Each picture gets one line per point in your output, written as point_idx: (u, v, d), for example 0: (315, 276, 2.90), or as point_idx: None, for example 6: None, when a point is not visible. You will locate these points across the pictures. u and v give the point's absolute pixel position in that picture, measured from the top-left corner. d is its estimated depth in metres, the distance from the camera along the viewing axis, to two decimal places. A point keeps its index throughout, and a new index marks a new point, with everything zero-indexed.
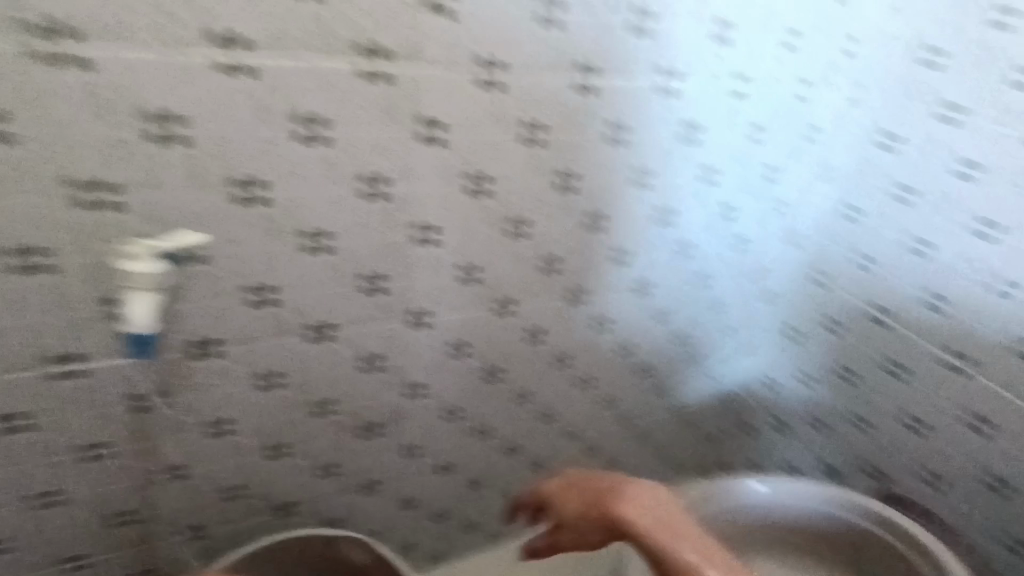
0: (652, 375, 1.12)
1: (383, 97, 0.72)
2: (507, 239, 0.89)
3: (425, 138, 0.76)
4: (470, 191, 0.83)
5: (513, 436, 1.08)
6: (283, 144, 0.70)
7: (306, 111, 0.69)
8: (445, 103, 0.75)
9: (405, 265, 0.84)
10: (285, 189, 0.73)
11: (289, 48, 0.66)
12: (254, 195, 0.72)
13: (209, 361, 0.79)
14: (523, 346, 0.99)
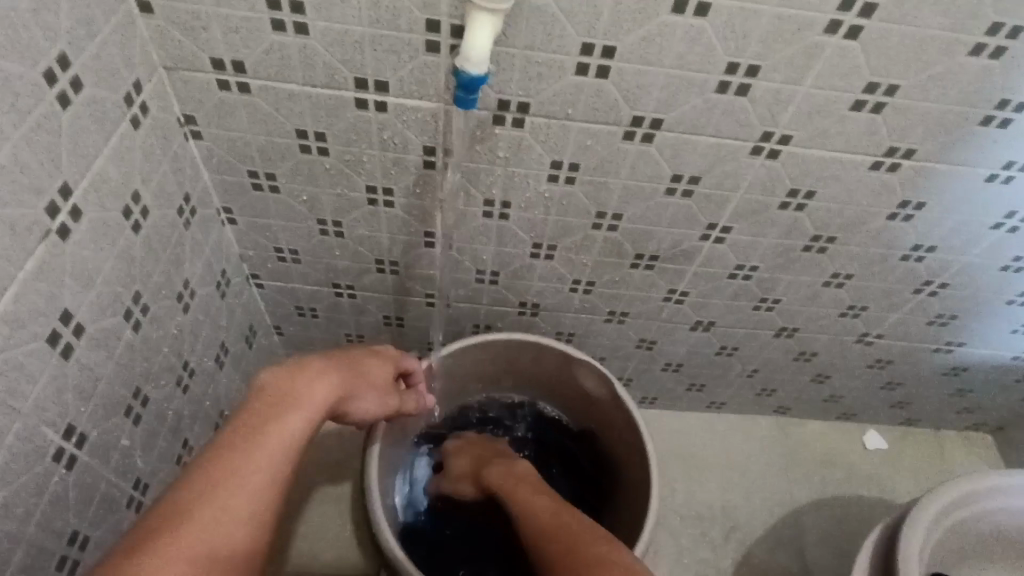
0: (791, 333, 1.01)
1: (716, 146, 0.68)
2: (689, 256, 0.85)
3: (730, 156, 0.69)
4: (697, 239, 0.81)
5: (625, 367, 1.12)
6: (649, 166, 0.71)
7: (680, 156, 0.69)
8: (817, 128, 0.65)
9: (538, 200, 0.76)
10: (491, 145, 0.69)
11: (705, 67, 0.60)
12: (480, 131, 0.67)
13: (375, 209, 0.78)
14: (678, 329, 1.01)
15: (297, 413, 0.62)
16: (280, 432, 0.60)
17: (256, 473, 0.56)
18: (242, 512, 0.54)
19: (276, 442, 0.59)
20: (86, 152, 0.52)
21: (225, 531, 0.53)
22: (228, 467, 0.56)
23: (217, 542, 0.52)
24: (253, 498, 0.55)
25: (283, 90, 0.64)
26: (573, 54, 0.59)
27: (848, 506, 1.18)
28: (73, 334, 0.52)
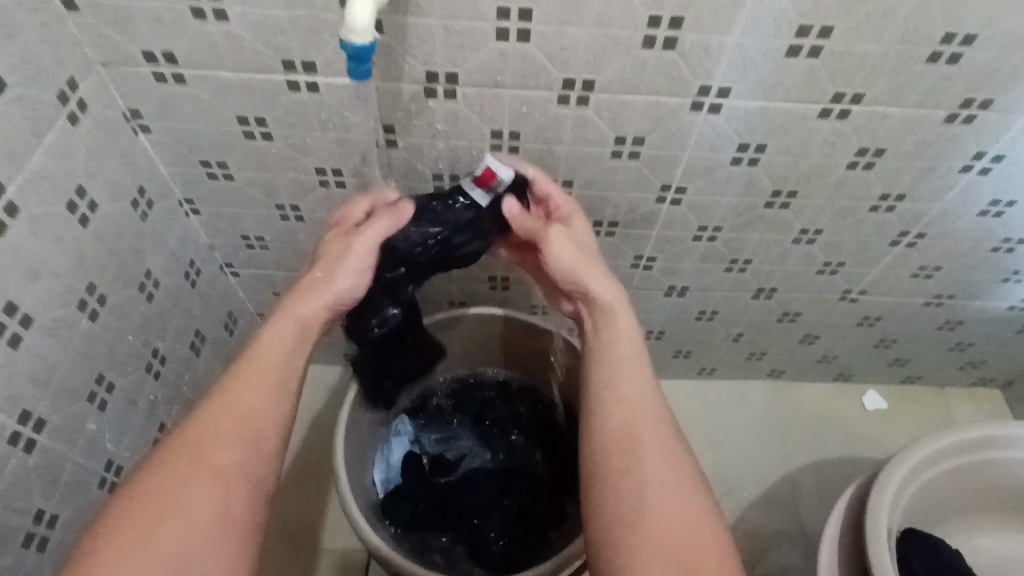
0: (769, 293, 0.98)
1: (655, 104, 0.67)
2: (650, 220, 0.83)
3: (671, 115, 0.68)
4: (654, 201, 0.80)
5: None
6: (591, 131, 0.70)
7: (620, 117, 0.68)
8: (755, 79, 0.64)
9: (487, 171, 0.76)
10: (428, 120, 0.69)
11: (628, 23, 0.58)
12: (414, 106, 0.67)
13: (329, 191, 0.79)
14: (652, 297, 0.99)
15: (280, 331, 0.64)
16: (260, 364, 0.62)
17: (242, 409, 0.58)
18: (240, 441, 0.57)
19: (260, 375, 0.61)
20: (17, 150, 0.54)
21: (227, 463, 0.55)
22: (215, 412, 0.58)
23: (213, 471, 0.54)
24: (248, 427, 0.57)
25: (216, 78, 0.64)
26: (491, 20, 0.58)
27: (844, 466, 1.15)
28: (19, 325, 0.56)
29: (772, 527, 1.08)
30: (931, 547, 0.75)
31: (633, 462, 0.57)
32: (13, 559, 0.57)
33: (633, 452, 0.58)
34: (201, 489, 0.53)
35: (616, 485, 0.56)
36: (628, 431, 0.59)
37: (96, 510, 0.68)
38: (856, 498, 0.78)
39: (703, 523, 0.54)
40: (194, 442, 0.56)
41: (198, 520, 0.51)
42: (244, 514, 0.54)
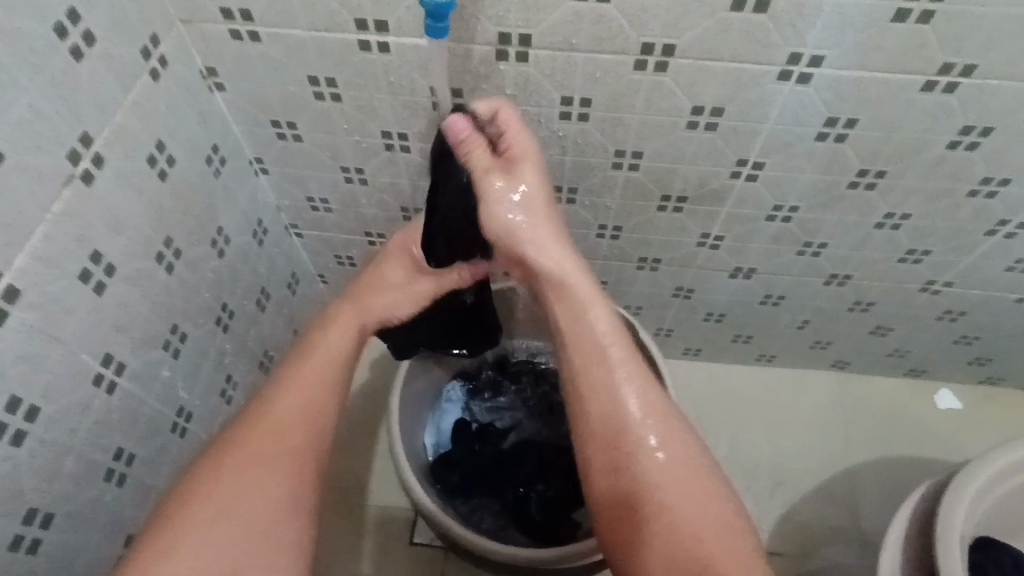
0: (844, 280, 0.93)
1: (739, 72, 0.63)
2: (721, 196, 0.79)
3: (755, 84, 0.64)
4: (727, 176, 0.76)
5: (664, 317, 1.08)
6: (666, 100, 0.67)
7: (700, 86, 0.65)
8: (853, 45, 0.59)
9: (554, 140, 0.73)
10: (497, 83, 0.67)
11: None
12: (483, 69, 0.65)
13: (394, 155, 0.78)
14: (715, 277, 0.96)
15: (327, 346, 0.68)
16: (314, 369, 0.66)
17: (291, 409, 0.62)
18: (286, 446, 0.61)
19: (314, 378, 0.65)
20: (105, 103, 0.56)
21: (276, 466, 0.59)
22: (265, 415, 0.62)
23: (263, 474, 0.59)
24: (296, 431, 0.61)
25: (291, 37, 0.64)
26: None
27: (909, 467, 1.09)
28: (104, 273, 0.58)
29: (828, 522, 1.05)
30: (1010, 556, 0.70)
31: (608, 447, 0.57)
32: (96, 493, 0.61)
33: (608, 441, 0.57)
34: (251, 490, 0.57)
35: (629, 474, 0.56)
36: (601, 425, 0.58)
37: (170, 452, 0.71)
38: (927, 500, 0.74)
39: (702, 500, 0.54)
40: (253, 440, 0.60)
41: (249, 520, 0.57)
42: (296, 512, 0.59)
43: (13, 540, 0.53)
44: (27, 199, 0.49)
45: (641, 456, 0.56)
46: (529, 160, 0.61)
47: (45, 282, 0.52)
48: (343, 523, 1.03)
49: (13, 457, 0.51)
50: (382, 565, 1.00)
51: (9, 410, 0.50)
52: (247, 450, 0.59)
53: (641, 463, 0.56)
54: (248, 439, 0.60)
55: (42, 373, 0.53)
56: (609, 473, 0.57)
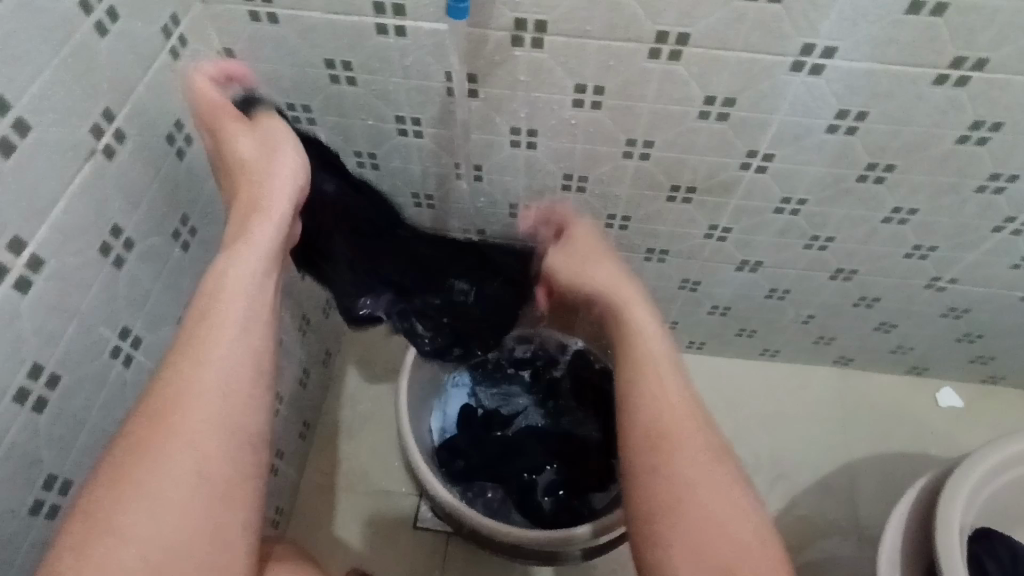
0: (849, 275, 0.93)
1: (751, 62, 0.63)
2: (730, 188, 0.80)
3: (767, 75, 0.65)
4: (737, 168, 0.77)
5: (669, 310, 1.09)
6: (678, 89, 0.67)
7: (712, 76, 0.65)
8: (865, 38, 0.60)
9: (565, 128, 0.74)
10: (510, 69, 0.67)
11: None
12: (498, 55, 0.66)
13: (406, 140, 0.79)
14: (722, 270, 0.96)
15: (222, 318, 0.59)
16: (212, 344, 0.57)
17: (211, 386, 0.55)
18: (200, 422, 0.54)
19: (204, 343, 0.57)
20: (126, 80, 0.57)
21: (187, 449, 0.52)
22: (168, 393, 0.54)
23: (172, 456, 0.52)
24: (218, 428, 0.54)
25: (309, 20, 0.65)
26: None
27: (909, 463, 1.10)
28: (123, 248, 0.59)
29: (826, 515, 1.05)
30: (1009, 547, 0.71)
31: (654, 460, 0.58)
32: None
33: (661, 441, 0.59)
34: (168, 478, 0.51)
35: (669, 472, 0.57)
36: (655, 417, 0.61)
37: None
38: (927, 491, 0.75)
39: (743, 516, 0.56)
40: (158, 421, 0.53)
41: (174, 508, 0.50)
42: (234, 504, 0.53)
43: (33, 503, 0.54)
44: (51, 169, 0.50)
45: (684, 456, 0.58)
46: (597, 266, 0.76)
47: (66, 253, 0.53)
48: (347, 505, 1.04)
49: (33, 423, 0.52)
50: (385, 548, 1.01)
51: (31, 376, 0.51)
52: (152, 429, 0.52)
53: (684, 469, 0.57)
54: (153, 429, 0.52)
55: (62, 343, 0.54)
56: (659, 464, 0.58)
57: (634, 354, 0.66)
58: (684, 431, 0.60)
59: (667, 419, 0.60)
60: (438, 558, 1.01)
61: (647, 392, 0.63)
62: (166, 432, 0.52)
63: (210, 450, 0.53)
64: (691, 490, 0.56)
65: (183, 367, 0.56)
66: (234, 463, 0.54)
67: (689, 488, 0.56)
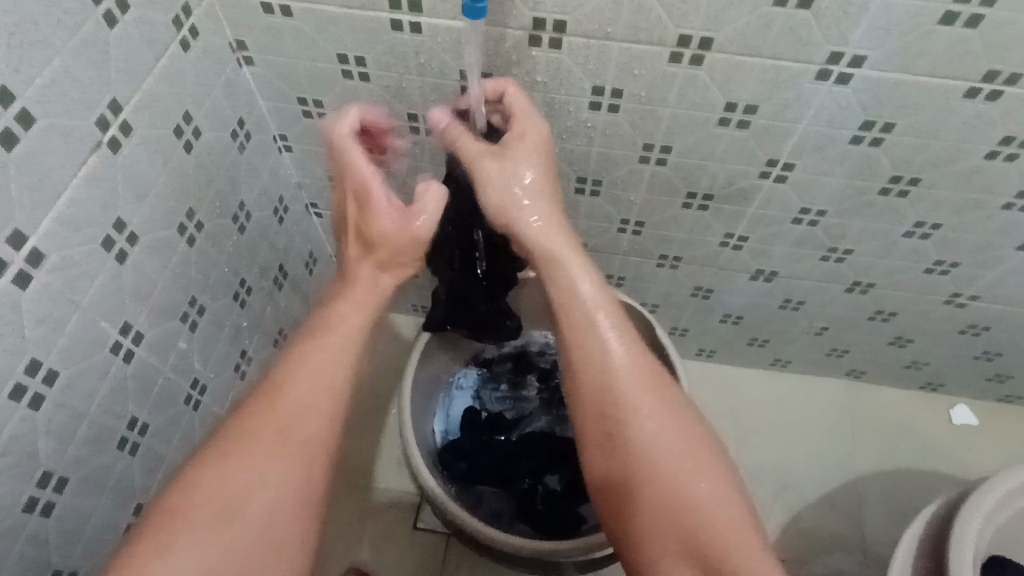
0: (866, 288, 0.91)
1: (777, 69, 0.61)
2: (748, 196, 0.78)
3: (792, 83, 0.62)
4: (756, 176, 0.75)
5: (679, 317, 1.07)
6: (699, 95, 0.65)
7: (734, 81, 0.63)
8: (896, 47, 0.58)
9: (582, 131, 0.72)
10: (528, 69, 0.66)
11: None
12: (515, 54, 0.64)
13: (419, 138, 0.78)
14: (735, 278, 0.94)
15: (327, 346, 0.59)
16: (321, 370, 0.57)
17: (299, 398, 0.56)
18: (303, 447, 0.54)
19: (318, 370, 0.57)
20: (135, 71, 0.56)
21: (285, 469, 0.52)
22: (261, 403, 0.55)
23: (271, 476, 0.52)
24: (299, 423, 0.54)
25: (323, 14, 0.64)
26: None
27: (920, 481, 1.08)
28: (127, 242, 0.58)
29: (831, 531, 1.04)
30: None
31: (609, 445, 0.57)
32: (110, 460, 0.61)
33: (611, 411, 0.58)
34: (240, 480, 0.51)
35: (623, 441, 0.57)
36: (601, 390, 0.59)
37: (181, 423, 0.72)
38: (939, 516, 0.73)
39: (714, 478, 0.55)
40: (270, 433, 0.53)
41: (255, 521, 0.50)
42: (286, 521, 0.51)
43: (29, 500, 0.53)
44: (54, 160, 0.49)
45: (639, 424, 0.57)
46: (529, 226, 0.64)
47: (68, 247, 0.52)
48: (346, 504, 1.03)
49: (30, 419, 0.51)
50: (384, 549, 1.00)
51: (29, 371, 0.50)
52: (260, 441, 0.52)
53: (638, 433, 0.56)
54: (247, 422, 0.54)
55: (62, 337, 0.53)
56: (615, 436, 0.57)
57: (575, 330, 0.61)
58: (636, 397, 0.58)
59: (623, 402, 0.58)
60: (437, 561, 1.00)
61: (596, 377, 0.59)
62: (253, 428, 0.53)
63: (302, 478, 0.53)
64: (651, 451, 0.56)
65: (286, 376, 0.56)
66: (315, 493, 0.53)
67: (646, 457, 0.56)
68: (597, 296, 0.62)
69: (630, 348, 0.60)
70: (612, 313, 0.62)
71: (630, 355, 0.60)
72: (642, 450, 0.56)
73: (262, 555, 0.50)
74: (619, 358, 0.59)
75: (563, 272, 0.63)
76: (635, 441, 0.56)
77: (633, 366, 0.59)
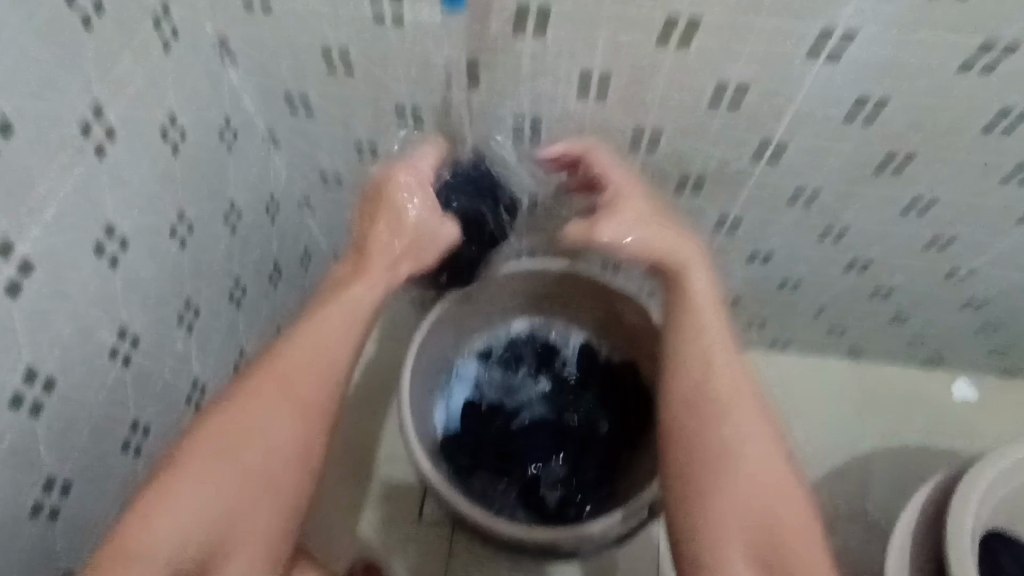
0: (863, 266, 0.91)
1: (766, 50, 0.61)
2: (742, 178, 0.77)
3: (781, 63, 0.62)
4: (749, 158, 0.74)
5: None
6: (689, 78, 0.64)
7: (723, 63, 0.62)
8: (886, 23, 0.57)
9: (571, 119, 0.72)
10: (513, 58, 0.65)
11: None
12: (500, 43, 0.63)
13: (408, 131, 0.77)
14: (732, 261, 0.94)
15: (328, 315, 0.62)
16: (322, 336, 0.60)
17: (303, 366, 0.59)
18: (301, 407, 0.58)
19: (320, 341, 0.60)
20: (117, 75, 0.55)
21: (278, 425, 0.57)
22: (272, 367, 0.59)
23: (275, 429, 0.57)
24: (305, 386, 0.58)
25: (305, 8, 0.63)
26: None
27: (922, 457, 1.08)
28: (118, 247, 0.58)
29: (833, 508, 1.04)
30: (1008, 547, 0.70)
31: (714, 427, 0.63)
32: (112, 462, 0.62)
33: (716, 411, 0.63)
34: (251, 438, 0.56)
35: (723, 444, 0.62)
36: (706, 391, 0.65)
37: (183, 423, 0.72)
38: (939, 491, 0.73)
39: (792, 503, 0.60)
40: (272, 389, 0.58)
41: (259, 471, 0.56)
42: (286, 474, 0.57)
43: (34, 505, 0.54)
44: (39, 170, 0.49)
45: (734, 439, 0.62)
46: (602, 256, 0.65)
47: (58, 255, 0.52)
48: (351, 496, 1.04)
49: (30, 426, 0.52)
50: (389, 536, 1.02)
51: (27, 379, 0.51)
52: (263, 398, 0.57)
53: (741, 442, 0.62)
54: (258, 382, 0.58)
55: (57, 345, 0.53)
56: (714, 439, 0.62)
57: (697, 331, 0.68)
58: (739, 406, 0.63)
59: (746, 428, 0.62)
60: (444, 548, 1.01)
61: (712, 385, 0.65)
62: (263, 388, 0.58)
63: (297, 436, 0.57)
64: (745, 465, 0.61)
65: (291, 343, 0.60)
66: (313, 445, 0.58)
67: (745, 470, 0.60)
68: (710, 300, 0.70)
69: (730, 365, 0.66)
70: (718, 320, 0.69)
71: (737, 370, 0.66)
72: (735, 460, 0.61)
73: (254, 497, 0.55)
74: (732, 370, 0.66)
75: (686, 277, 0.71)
76: (738, 449, 0.61)
77: (735, 379, 0.65)
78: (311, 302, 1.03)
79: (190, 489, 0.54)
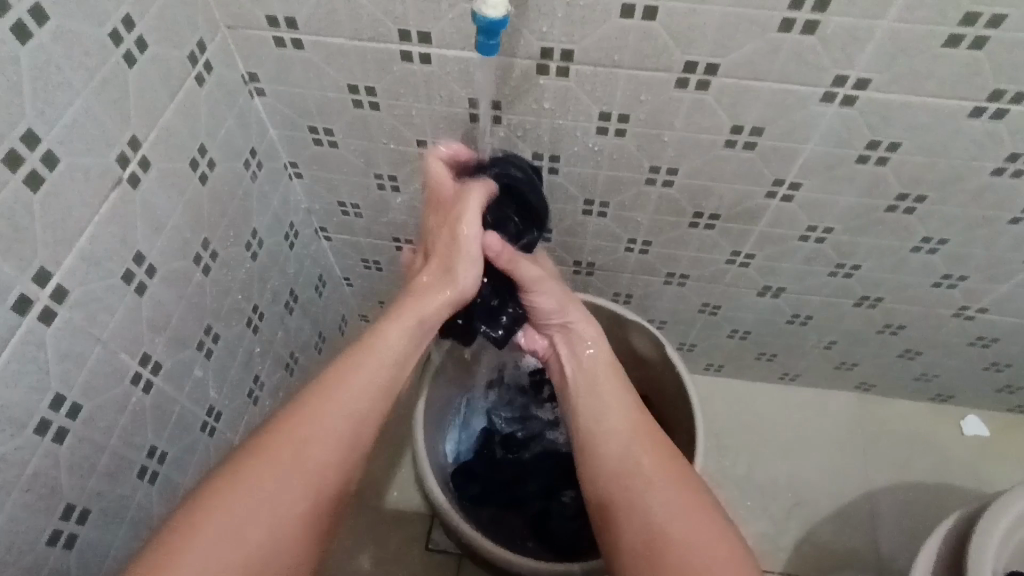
0: (874, 302, 0.91)
1: (782, 93, 0.62)
2: (755, 215, 0.79)
3: (798, 105, 0.63)
4: (763, 196, 0.76)
5: (687, 333, 1.07)
6: (707, 118, 0.66)
7: (741, 105, 0.64)
8: (900, 70, 0.58)
9: (588, 156, 0.73)
10: (535, 97, 0.67)
11: (767, 3, 0.55)
12: (524, 82, 0.65)
13: (428, 163, 0.79)
14: (743, 295, 0.95)
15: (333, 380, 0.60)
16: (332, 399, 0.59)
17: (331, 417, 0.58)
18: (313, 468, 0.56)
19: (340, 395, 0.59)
20: (152, 108, 0.57)
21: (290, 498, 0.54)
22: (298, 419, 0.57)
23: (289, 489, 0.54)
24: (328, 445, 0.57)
25: (335, 46, 0.65)
26: None
27: (934, 495, 1.07)
28: (145, 274, 0.59)
29: (844, 545, 1.03)
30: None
31: (635, 485, 0.59)
32: (129, 490, 0.61)
33: (625, 467, 0.61)
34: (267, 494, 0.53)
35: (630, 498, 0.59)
36: (620, 446, 0.63)
37: (197, 451, 0.72)
38: (956, 531, 0.73)
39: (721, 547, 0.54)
40: (291, 446, 0.56)
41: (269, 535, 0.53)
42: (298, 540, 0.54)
43: (52, 532, 0.53)
44: (78, 200, 0.50)
45: (651, 493, 0.58)
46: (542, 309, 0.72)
47: (89, 283, 0.52)
48: (357, 527, 1.03)
49: (54, 453, 0.52)
50: (396, 570, 1.00)
51: (53, 406, 0.51)
52: (266, 469, 0.54)
53: (651, 495, 0.58)
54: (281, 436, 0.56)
55: (84, 371, 0.53)
56: (631, 494, 0.59)
57: (598, 394, 0.67)
58: (648, 464, 0.61)
59: (654, 470, 0.60)
60: None
61: (602, 445, 0.63)
62: (286, 443, 0.56)
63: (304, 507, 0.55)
64: (651, 514, 0.57)
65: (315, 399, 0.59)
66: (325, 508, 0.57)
67: (663, 521, 0.56)
68: (613, 366, 0.70)
69: (636, 414, 0.65)
70: (620, 375, 0.70)
71: (647, 428, 0.64)
72: (670, 511, 0.57)
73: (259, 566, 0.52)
74: (637, 423, 0.64)
75: (595, 348, 0.71)
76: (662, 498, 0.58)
77: (645, 432, 0.64)
78: (323, 329, 1.03)
79: (194, 575, 0.49)
